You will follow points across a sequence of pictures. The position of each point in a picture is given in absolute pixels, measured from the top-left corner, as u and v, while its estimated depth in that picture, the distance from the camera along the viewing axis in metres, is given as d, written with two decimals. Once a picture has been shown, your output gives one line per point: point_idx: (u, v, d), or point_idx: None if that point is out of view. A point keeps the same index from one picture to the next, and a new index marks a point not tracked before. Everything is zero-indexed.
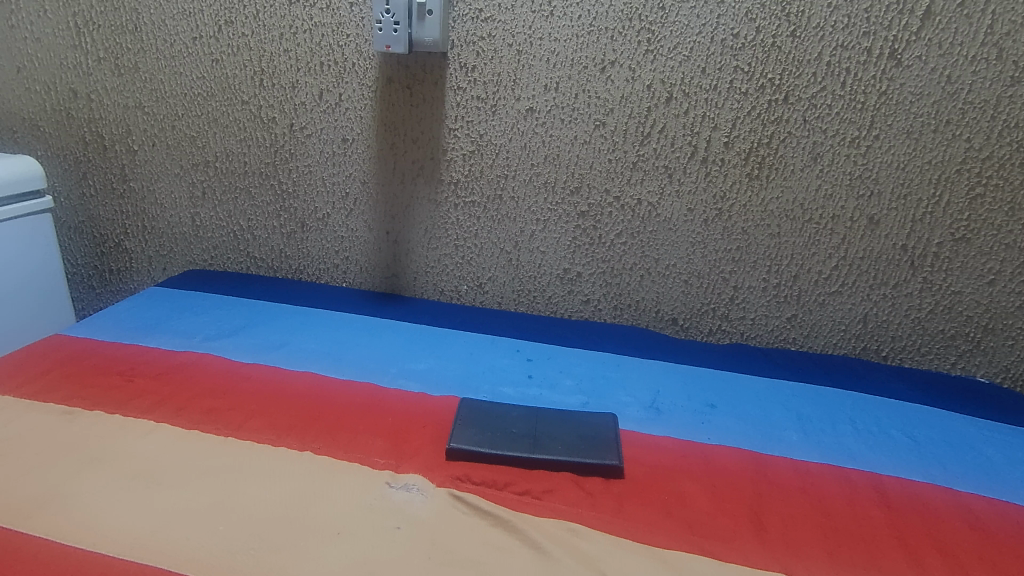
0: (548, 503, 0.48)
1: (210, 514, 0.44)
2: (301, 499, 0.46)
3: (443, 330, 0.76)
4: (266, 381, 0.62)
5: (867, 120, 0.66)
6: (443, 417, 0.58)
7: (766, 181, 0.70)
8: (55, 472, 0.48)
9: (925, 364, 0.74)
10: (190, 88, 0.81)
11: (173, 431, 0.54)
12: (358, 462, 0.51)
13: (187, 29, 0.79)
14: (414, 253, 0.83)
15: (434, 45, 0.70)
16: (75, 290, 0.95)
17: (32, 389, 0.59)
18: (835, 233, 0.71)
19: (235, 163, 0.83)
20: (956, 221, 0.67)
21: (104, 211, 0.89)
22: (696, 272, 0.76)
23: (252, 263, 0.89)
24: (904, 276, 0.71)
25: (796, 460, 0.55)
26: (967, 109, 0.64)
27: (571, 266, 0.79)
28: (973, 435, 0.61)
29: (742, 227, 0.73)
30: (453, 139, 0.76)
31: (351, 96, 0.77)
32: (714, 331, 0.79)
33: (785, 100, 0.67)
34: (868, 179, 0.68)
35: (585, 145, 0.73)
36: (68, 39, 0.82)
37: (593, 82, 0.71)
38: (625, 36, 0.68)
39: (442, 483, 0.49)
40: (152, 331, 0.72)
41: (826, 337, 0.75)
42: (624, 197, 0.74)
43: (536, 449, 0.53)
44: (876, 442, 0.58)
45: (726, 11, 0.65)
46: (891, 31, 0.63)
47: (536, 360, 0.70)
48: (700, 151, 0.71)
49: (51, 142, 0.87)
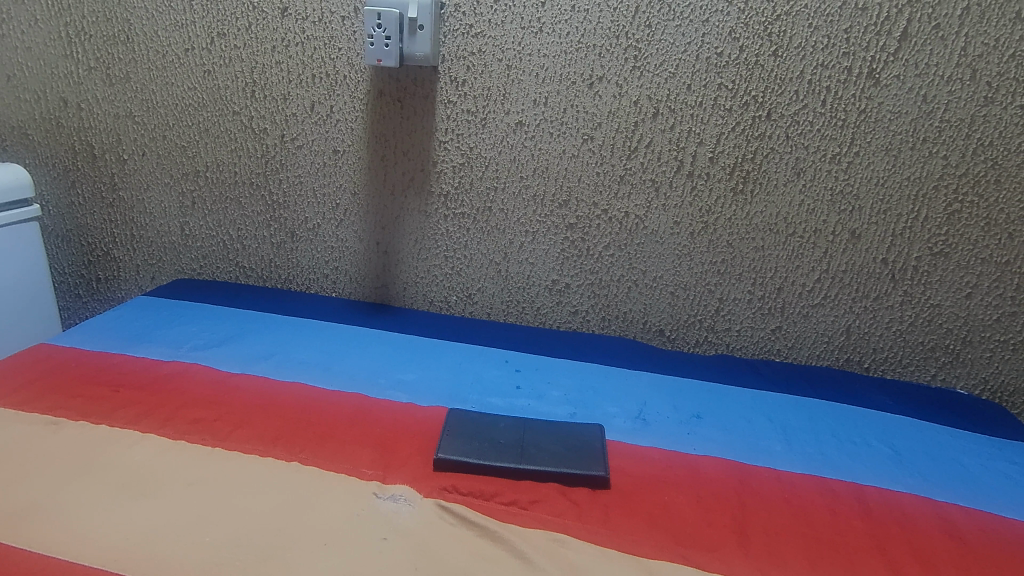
0: (535, 513, 0.48)
1: (197, 525, 0.44)
2: (289, 510, 0.46)
3: (432, 340, 0.76)
4: (254, 391, 0.62)
5: (848, 137, 0.68)
6: (431, 428, 0.58)
7: (750, 196, 0.72)
8: (41, 482, 0.48)
9: (907, 376, 0.75)
10: (182, 99, 0.82)
11: (161, 441, 0.53)
12: (345, 472, 0.51)
13: (179, 40, 0.80)
14: (403, 264, 0.84)
15: (425, 59, 0.71)
16: (62, 298, 0.94)
17: (17, 399, 0.58)
18: (818, 247, 0.72)
19: (225, 172, 0.84)
20: (935, 236, 0.69)
21: (93, 220, 0.89)
22: (682, 284, 0.77)
23: (241, 272, 0.89)
24: (885, 289, 0.72)
25: (780, 470, 0.56)
26: (943, 127, 0.66)
27: (559, 277, 0.80)
28: (952, 445, 0.62)
29: (727, 239, 0.74)
30: (443, 151, 0.77)
31: (342, 109, 0.78)
32: (700, 342, 0.80)
33: (768, 117, 0.69)
34: (849, 194, 0.70)
35: (573, 159, 0.74)
36: (59, 48, 0.82)
37: (582, 98, 0.72)
38: (612, 53, 0.70)
39: (429, 493, 0.49)
40: (140, 340, 0.72)
41: (811, 348, 0.77)
42: (612, 210, 0.75)
43: (522, 460, 0.53)
44: (859, 453, 0.59)
45: (711, 30, 0.67)
46: (869, 52, 0.65)
47: (524, 370, 0.71)
48: (686, 166, 0.72)
49: (40, 150, 0.87)
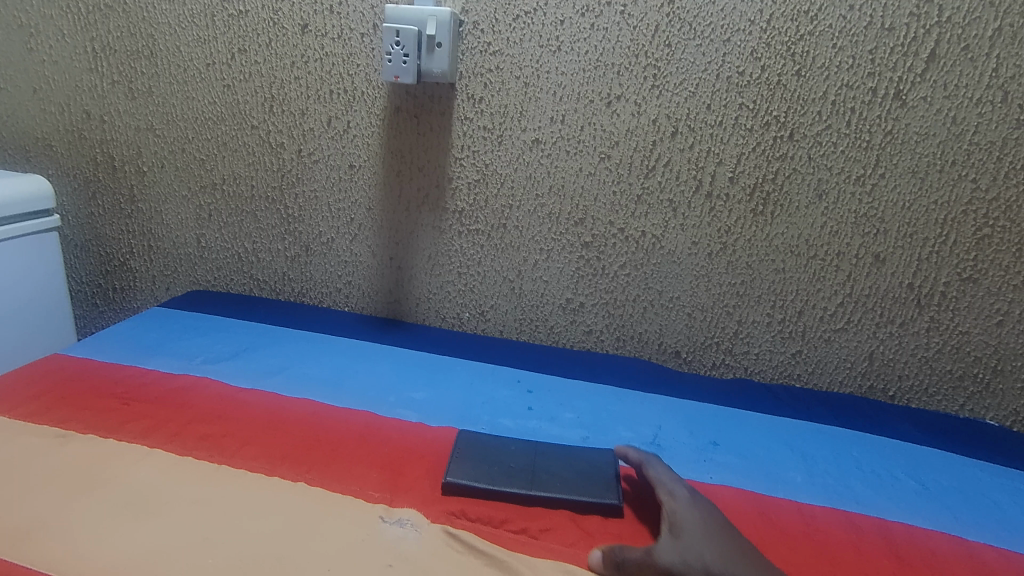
0: (545, 543, 0.46)
1: (199, 546, 0.43)
2: (291, 532, 0.45)
3: (443, 358, 0.75)
4: (263, 407, 0.62)
5: (872, 159, 0.66)
6: (440, 449, 0.57)
7: (771, 217, 0.70)
8: (43, 500, 0.47)
9: (934, 406, 0.73)
10: (202, 113, 0.83)
11: (166, 457, 0.53)
12: (351, 494, 0.50)
13: (201, 56, 0.80)
14: (416, 279, 0.83)
15: (442, 76, 0.71)
16: (79, 307, 0.95)
17: (26, 411, 0.58)
18: (840, 270, 0.70)
19: (241, 186, 0.84)
20: (963, 261, 0.67)
21: (111, 230, 0.90)
22: (699, 305, 0.75)
23: (255, 285, 0.89)
24: (910, 314, 0.70)
25: (801, 503, 0.53)
26: (972, 150, 0.64)
27: (574, 296, 0.78)
28: (983, 480, 0.59)
29: (747, 261, 0.72)
30: (459, 167, 0.77)
31: (359, 124, 0.78)
32: (717, 365, 0.78)
33: (790, 137, 0.67)
34: (874, 217, 0.68)
35: (590, 176, 0.73)
36: (84, 62, 0.84)
37: (600, 116, 0.71)
38: (631, 71, 0.69)
39: (436, 520, 0.48)
40: (152, 351, 0.72)
41: (832, 374, 0.74)
42: (628, 229, 0.74)
43: (533, 485, 0.52)
44: (884, 486, 0.57)
45: (732, 49, 0.66)
46: (896, 73, 0.63)
47: (536, 391, 0.69)
48: (705, 186, 0.71)
49: (63, 162, 0.88)
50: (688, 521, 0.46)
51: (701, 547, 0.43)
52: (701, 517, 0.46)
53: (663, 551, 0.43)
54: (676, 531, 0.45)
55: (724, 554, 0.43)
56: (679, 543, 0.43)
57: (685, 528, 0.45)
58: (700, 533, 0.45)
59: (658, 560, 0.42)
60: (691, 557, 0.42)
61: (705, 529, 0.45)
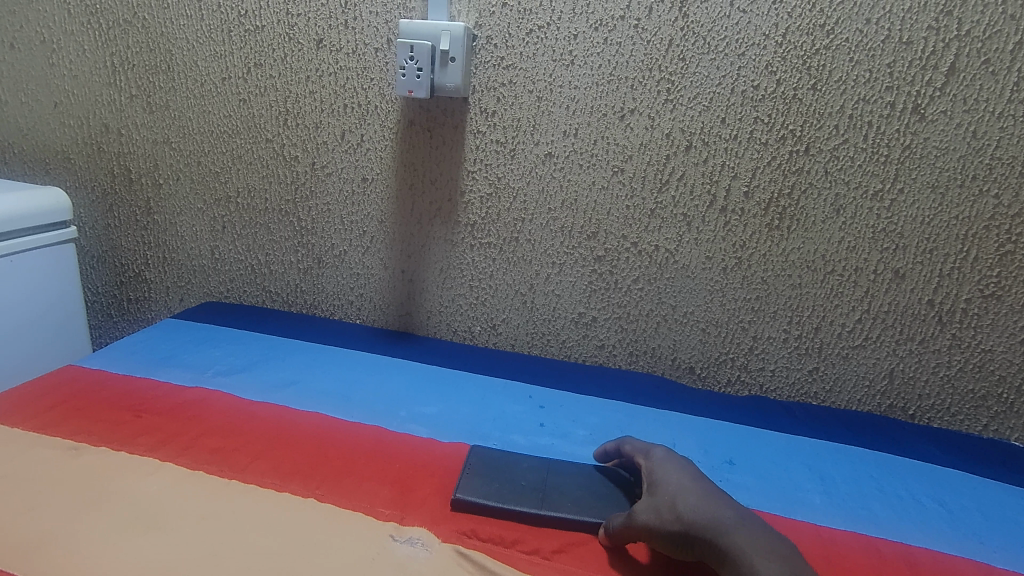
0: (558, 565, 0.46)
1: (207, 563, 0.43)
2: (301, 550, 0.44)
3: (454, 373, 0.75)
4: (273, 421, 0.62)
5: (891, 173, 0.65)
6: (451, 466, 0.56)
7: (787, 232, 0.69)
8: (52, 513, 0.46)
9: (956, 426, 0.71)
10: (217, 126, 0.83)
11: (177, 471, 0.53)
12: (361, 511, 0.49)
13: (217, 70, 0.81)
14: (428, 292, 0.83)
15: (456, 90, 0.71)
16: (94, 318, 0.96)
17: (39, 423, 0.58)
18: (858, 286, 0.69)
19: (255, 199, 0.85)
20: (985, 277, 0.66)
21: (127, 242, 0.91)
22: (713, 321, 0.74)
23: (268, 297, 0.89)
24: (931, 331, 0.69)
25: (820, 526, 0.52)
26: (994, 164, 0.63)
27: (586, 310, 0.78)
28: (1009, 503, 0.57)
29: (762, 276, 0.71)
30: (471, 181, 0.77)
31: (373, 138, 0.78)
32: (732, 381, 0.77)
33: (806, 151, 0.66)
34: (893, 232, 0.67)
35: (602, 190, 0.73)
36: (103, 77, 0.85)
37: (613, 130, 0.71)
38: (645, 85, 0.69)
39: (447, 538, 0.47)
40: (165, 363, 0.72)
41: (850, 393, 0.73)
42: (642, 243, 0.73)
43: (544, 504, 0.51)
44: (905, 508, 0.55)
45: (747, 63, 0.66)
46: (914, 86, 0.62)
47: (548, 407, 0.69)
48: (719, 201, 0.70)
49: (81, 174, 0.90)
50: (662, 472, 0.48)
51: (673, 494, 0.45)
52: (675, 466, 0.49)
53: (639, 509, 0.45)
54: (653, 488, 0.47)
55: (697, 494, 0.44)
56: (653, 497, 0.46)
57: (658, 480, 0.48)
58: (674, 482, 0.46)
59: (635, 520, 0.45)
60: (663, 508, 0.44)
61: (680, 476, 0.47)
